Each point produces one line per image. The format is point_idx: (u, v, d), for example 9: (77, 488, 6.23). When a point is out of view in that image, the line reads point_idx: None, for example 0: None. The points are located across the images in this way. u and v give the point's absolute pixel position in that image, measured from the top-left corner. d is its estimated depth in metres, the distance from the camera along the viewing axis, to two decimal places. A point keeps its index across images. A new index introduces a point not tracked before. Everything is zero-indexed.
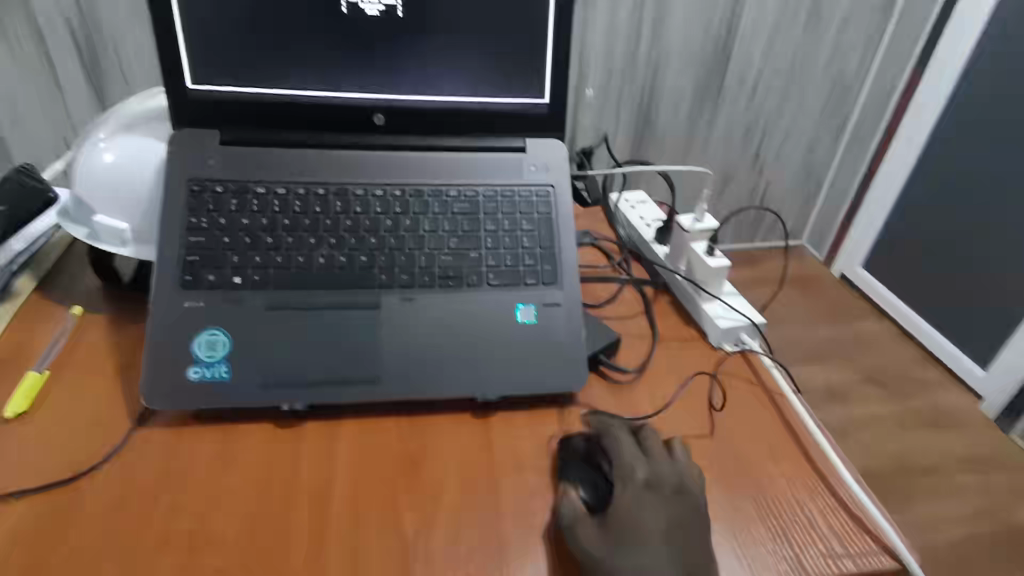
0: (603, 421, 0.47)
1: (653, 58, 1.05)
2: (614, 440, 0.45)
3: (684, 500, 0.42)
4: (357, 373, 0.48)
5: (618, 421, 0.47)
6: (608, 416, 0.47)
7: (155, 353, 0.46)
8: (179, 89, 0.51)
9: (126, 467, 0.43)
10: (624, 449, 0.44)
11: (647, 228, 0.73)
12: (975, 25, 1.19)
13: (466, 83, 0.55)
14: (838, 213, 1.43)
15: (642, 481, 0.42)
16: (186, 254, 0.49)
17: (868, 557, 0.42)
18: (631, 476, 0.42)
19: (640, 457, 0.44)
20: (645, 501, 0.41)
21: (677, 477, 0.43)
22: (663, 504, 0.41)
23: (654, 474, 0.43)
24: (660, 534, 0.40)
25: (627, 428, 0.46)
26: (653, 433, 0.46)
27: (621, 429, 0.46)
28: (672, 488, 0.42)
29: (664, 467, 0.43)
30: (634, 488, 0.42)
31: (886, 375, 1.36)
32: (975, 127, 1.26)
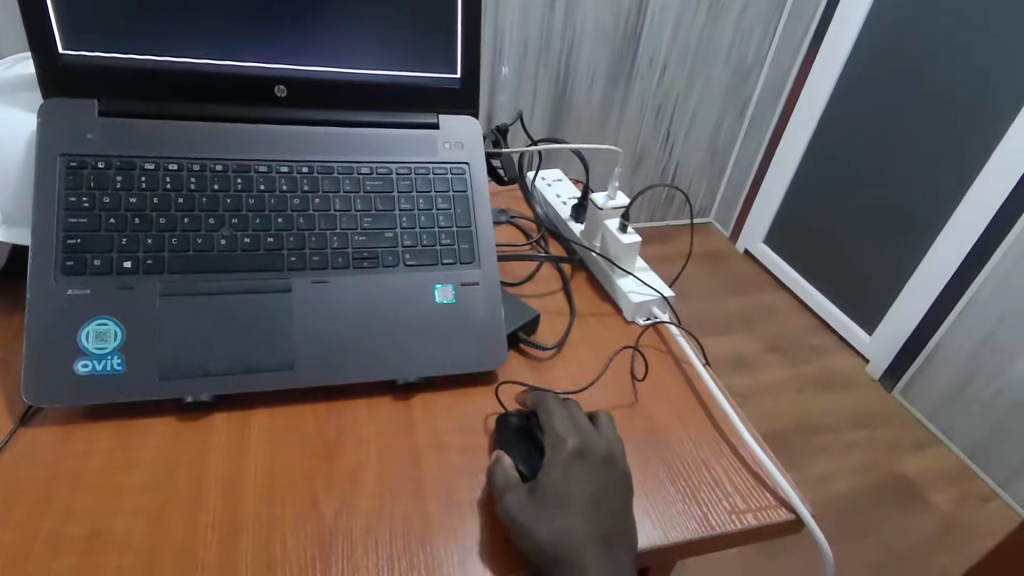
0: (537, 395, 0.48)
1: (568, 36, 1.06)
2: (546, 414, 0.46)
3: (612, 468, 0.43)
4: (267, 360, 0.46)
5: (555, 397, 0.48)
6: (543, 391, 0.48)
7: (35, 345, 0.42)
8: (47, 54, 0.46)
9: (8, 470, 0.40)
10: (553, 420, 0.45)
11: (563, 207, 0.74)
12: (849, 32, 1.31)
13: (374, 55, 0.53)
14: (745, 185, 1.60)
15: (573, 451, 0.43)
16: (66, 237, 0.44)
17: (766, 511, 0.45)
18: (561, 446, 0.43)
19: (571, 429, 0.45)
20: (574, 471, 0.42)
21: (607, 448, 0.44)
22: (591, 471, 0.42)
23: (585, 443, 0.44)
24: (582, 499, 0.40)
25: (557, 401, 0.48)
26: (579, 409, 0.47)
27: (556, 404, 0.47)
28: (601, 455, 0.43)
29: (599, 439, 0.44)
30: (562, 458, 0.43)
31: (785, 342, 1.47)
32: (855, 108, 1.34)
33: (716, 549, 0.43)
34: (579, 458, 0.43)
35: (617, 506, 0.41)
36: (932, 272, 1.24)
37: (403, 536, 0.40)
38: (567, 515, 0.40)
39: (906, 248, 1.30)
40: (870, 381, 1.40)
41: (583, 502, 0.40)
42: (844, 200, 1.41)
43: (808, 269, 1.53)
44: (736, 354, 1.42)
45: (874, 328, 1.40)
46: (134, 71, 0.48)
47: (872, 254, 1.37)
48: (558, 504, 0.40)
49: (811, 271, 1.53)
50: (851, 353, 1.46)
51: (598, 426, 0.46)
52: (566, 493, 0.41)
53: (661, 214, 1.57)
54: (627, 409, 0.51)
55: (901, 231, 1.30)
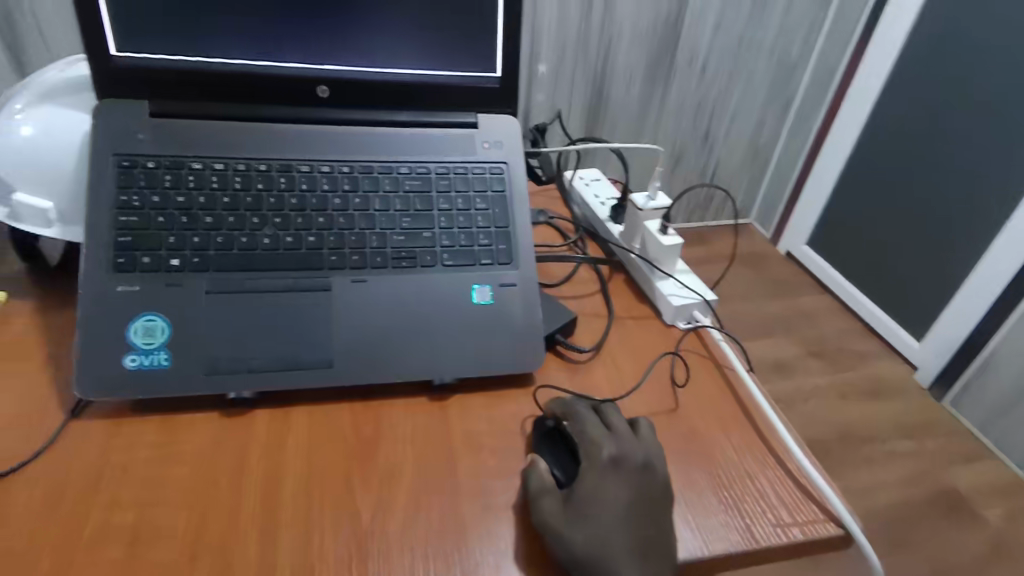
0: (570, 401, 0.47)
1: (607, 33, 1.04)
2: (580, 420, 0.45)
3: (648, 477, 0.42)
4: (306, 358, 0.47)
5: (586, 403, 0.46)
6: (576, 398, 0.47)
7: (87, 340, 0.43)
8: (101, 57, 0.47)
9: (60, 461, 0.41)
10: (588, 425, 0.44)
11: (601, 207, 0.73)
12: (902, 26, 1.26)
13: (415, 56, 0.53)
14: (789, 180, 1.50)
15: (608, 458, 0.42)
16: (118, 235, 0.45)
17: (813, 525, 0.43)
18: (596, 452, 0.42)
19: (606, 435, 0.44)
20: (608, 478, 0.41)
21: (643, 455, 0.43)
22: (626, 480, 0.41)
23: (620, 451, 0.42)
24: (616, 507, 0.40)
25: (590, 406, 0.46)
26: (617, 413, 0.46)
27: (590, 411, 0.46)
28: (637, 463, 0.42)
29: (635, 447, 0.43)
30: (597, 464, 0.42)
31: (828, 348, 1.42)
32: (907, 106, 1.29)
33: (760, 563, 0.42)
34: (615, 466, 0.42)
35: (652, 516, 0.40)
36: (988, 277, 1.19)
37: (440, 533, 0.40)
38: (602, 522, 0.39)
39: (960, 251, 1.24)
40: (918, 390, 1.35)
41: (618, 510, 0.39)
42: (893, 201, 1.36)
43: (853, 272, 1.48)
44: (777, 358, 1.39)
45: (922, 334, 1.35)
46: (183, 72, 0.49)
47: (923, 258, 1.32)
48: (593, 511, 0.39)
49: (857, 274, 1.48)
50: (898, 360, 1.40)
51: (636, 433, 0.45)
52: (601, 500, 0.40)
53: (700, 215, 1.52)
54: (668, 416, 0.50)
55: (957, 234, 1.24)
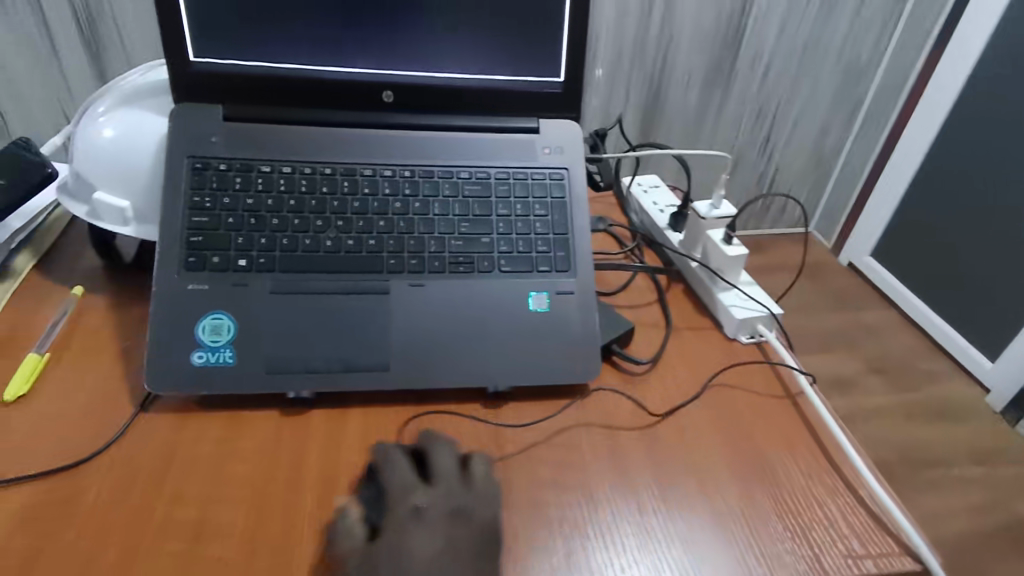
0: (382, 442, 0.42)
1: (665, 38, 1.02)
2: (389, 464, 0.40)
3: (460, 525, 0.38)
4: (364, 361, 0.47)
5: (400, 444, 0.42)
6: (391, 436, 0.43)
7: (157, 336, 0.45)
8: (180, 61, 0.49)
9: (130, 451, 0.42)
10: (400, 471, 0.40)
11: (660, 214, 0.71)
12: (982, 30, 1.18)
13: (479, 60, 0.53)
14: (849, 197, 1.41)
15: (413, 507, 0.38)
16: (190, 235, 0.47)
17: (887, 558, 0.41)
18: (401, 501, 0.39)
19: (418, 480, 0.40)
20: (411, 531, 0.37)
21: (455, 502, 0.39)
22: (436, 530, 0.38)
23: (428, 499, 0.39)
24: (425, 565, 0.36)
25: (405, 446, 0.42)
26: (442, 450, 0.42)
27: (401, 451, 0.41)
28: (445, 508, 0.39)
29: (443, 492, 0.40)
30: (400, 515, 0.38)
31: (887, 363, 1.34)
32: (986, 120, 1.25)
33: None
34: (419, 516, 0.38)
35: (466, 569, 0.36)
36: None
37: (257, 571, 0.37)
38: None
39: None
40: (991, 413, 1.28)
41: (424, 568, 0.36)
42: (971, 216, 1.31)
43: (922, 287, 1.40)
44: (837, 374, 1.30)
45: (996, 355, 1.29)
46: (255, 76, 0.50)
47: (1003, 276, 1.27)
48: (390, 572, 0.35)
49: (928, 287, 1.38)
50: (969, 381, 1.33)
51: (465, 473, 0.41)
52: (405, 559, 0.36)
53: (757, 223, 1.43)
54: (729, 434, 0.48)
55: None
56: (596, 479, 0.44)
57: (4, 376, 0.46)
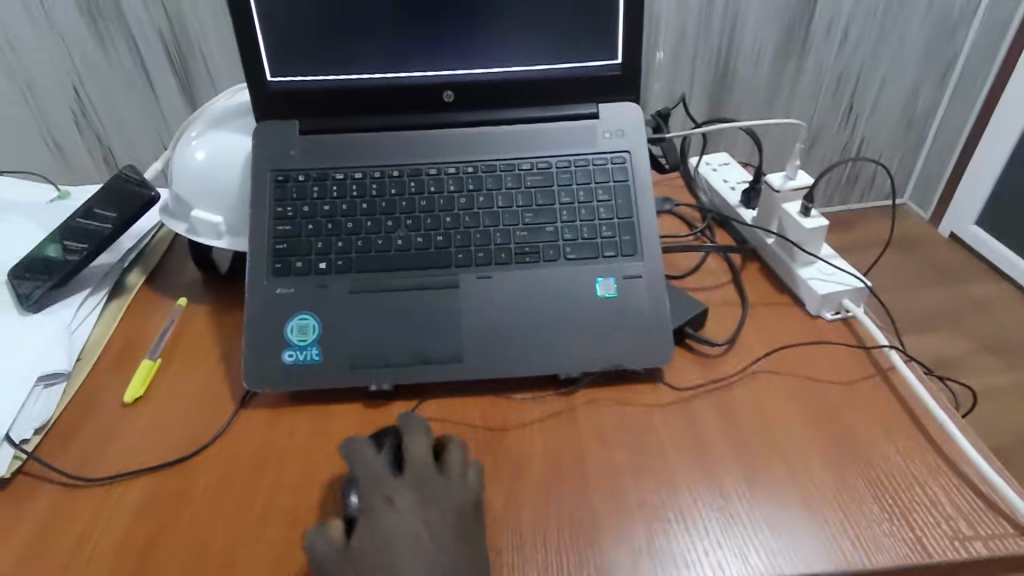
0: (350, 439, 0.43)
1: (731, 12, 0.98)
2: (360, 458, 0.42)
3: (433, 509, 0.39)
4: (439, 353, 0.49)
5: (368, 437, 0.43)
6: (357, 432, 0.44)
7: (251, 338, 0.49)
8: (259, 82, 0.53)
9: (234, 445, 0.46)
10: (370, 462, 0.41)
11: (731, 192, 0.68)
12: None
13: (535, 51, 0.54)
14: (947, 164, 1.32)
15: (385, 496, 0.40)
16: (275, 243, 0.51)
17: (999, 541, 0.38)
18: (372, 491, 0.40)
19: (389, 468, 0.42)
20: (385, 518, 0.39)
21: (423, 488, 0.40)
22: (410, 513, 0.39)
23: (396, 486, 0.40)
24: (406, 548, 0.37)
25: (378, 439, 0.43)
26: (418, 439, 0.43)
27: (369, 445, 0.42)
28: (414, 494, 0.40)
29: (412, 477, 0.41)
30: (373, 505, 0.40)
31: (1005, 343, 1.21)
32: None
33: None
34: (391, 503, 0.39)
35: (451, 550, 0.38)
36: None
37: (288, 559, 0.39)
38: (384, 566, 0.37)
39: None
40: None
41: (405, 553, 0.37)
42: None
43: None
44: (941, 354, 1.19)
45: None
46: (325, 90, 0.53)
47: None
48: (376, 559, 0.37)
49: None
50: None
51: (444, 458, 0.42)
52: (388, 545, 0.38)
53: (842, 197, 1.36)
54: (815, 414, 0.46)
55: None
56: (672, 460, 0.44)
57: (124, 381, 0.52)
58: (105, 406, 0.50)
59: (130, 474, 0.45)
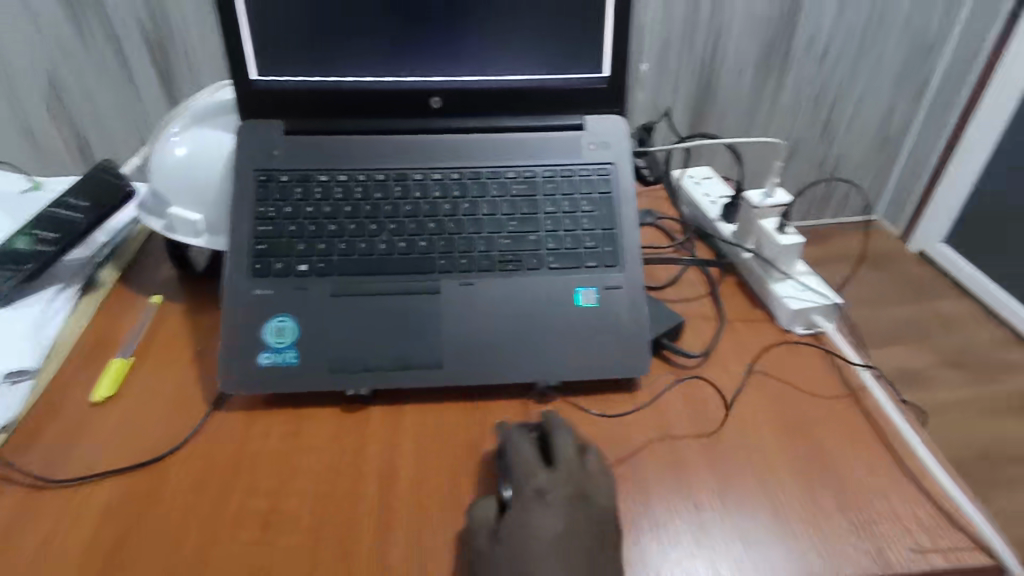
0: (507, 429, 0.44)
1: (715, 27, 1.00)
2: (515, 450, 0.42)
3: (579, 507, 0.39)
4: (418, 359, 0.49)
5: (523, 428, 0.44)
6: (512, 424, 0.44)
7: (228, 339, 0.48)
8: (243, 80, 0.52)
9: (207, 447, 0.46)
10: (523, 456, 0.42)
11: (712, 206, 0.69)
12: None
13: (522, 60, 0.54)
14: (917, 185, 1.35)
15: (534, 491, 0.40)
16: (256, 244, 0.50)
17: (960, 554, 0.39)
18: (525, 483, 0.40)
19: (541, 465, 0.42)
20: (534, 512, 0.39)
21: (574, 485, 0.40)
22: (557, 510, 0.39)
23: (549, 483, 0.40)
24: (548, 542, 0.38)
25: (531, 432, 0.44)
26: (564, 433, 0.43)
27: (523, 437, 0.43)
28: (566, 492, 0.40)
29: (564, 476, 0.41)
30: (524, 497, 0.40)
31: (969, 358, 1.24)
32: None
33: None
34: (542, 498, 0.39)
35: (590, 549, 0.37)
36: None
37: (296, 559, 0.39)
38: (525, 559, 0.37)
39: None
40: None
41: (548, 547, 0.37)
42: None
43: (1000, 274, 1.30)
44: (908, 368, 1.23)
45: None
46: (311, 91, 0.53)
47: None
48: (521, 546, 0.37)
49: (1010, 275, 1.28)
50: None
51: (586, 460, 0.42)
52: (531, 536, 0.38)
53: (817, 212, 1.39)
54: (788, 429, 0.47)
55: None
56: (649, 471, 0.44)
57: (95, 379, 0.51)
58: (74, 403, 0.49)
59: (99, 474, 0.44)
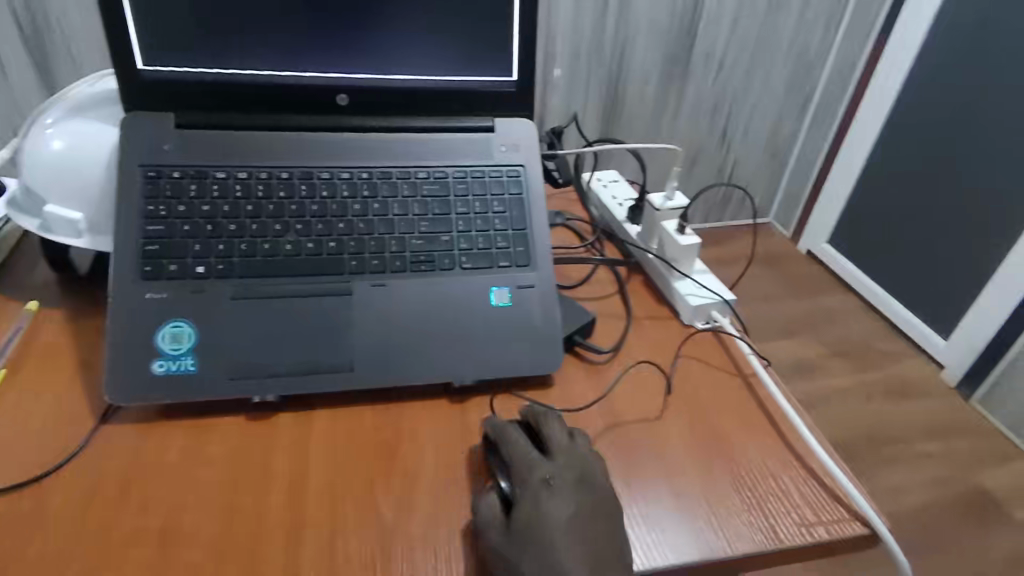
0: (496, 424, 0.44)
1: (621, 37, 1.04)
2: (510, 443, 0.43)
3: (587, 490, 0.41)
4: (328, 362, 0.47)
5: (513, 423, 0.45)
6: (500, 419, 0.45)
7: (116, 347, 0.45)
8: (129, 70, 0.49)
9: (93, 464, 0.42)
10: (519, 447, 0.43)
11: (619, 208, 0.72)
12: (925, 15, 1.20)
13: (431, 61, 0.54)
14: (802, 194, 1.46)
15: (541, 479, 0.41)
16: (145, 245, 0.47)
17: (839, 525, 0.43)
18: (529, 474, 0.41)
19: (539, 455, 0.43)
20: (545, 499, 0.40)
21: (577, 469, 0.42)
22: (567, 494, 0.40)
23: (554, 470, 0.41)
24: (564, 525, 0.39)
25: (519, 425, 0.45)
26: (554, 422, 0.45)
27: (514, 430, 0.44)
28: (572, 477, 0.41)
29: (565, 462, 0.42)
30: (532, 486, 0.40)
31: (851, 347, 1.37)
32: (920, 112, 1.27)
33: (783, 563, 0.42)
34: (549, 485, 0.40)
35: (604, 528, 0.39)
36: (1016, 272, 1.15)
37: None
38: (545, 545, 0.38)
39: (983, 252, 1.22)
40: (945, 388, 1.31)
41: (564, 530, 0.38)
42: (916, 201, 1.32)
43: (874, 272, 1.43)
44: (798, 359, 1.33)
45: (950, 332, 1.30)
46: (206, 84, 0.50)
47: (945, 255, 1.28)
48: (538, 534, 0.38)
49: (882, 272, 1.41)
50: (924, 359, 1.35)
51: (574, 443, 0.44)
52: (544, 521, 0.39)
53: (717, 215, 1.47)
54: (690, 417, 0.50)
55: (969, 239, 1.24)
56: None
57: None
58: None
59: None
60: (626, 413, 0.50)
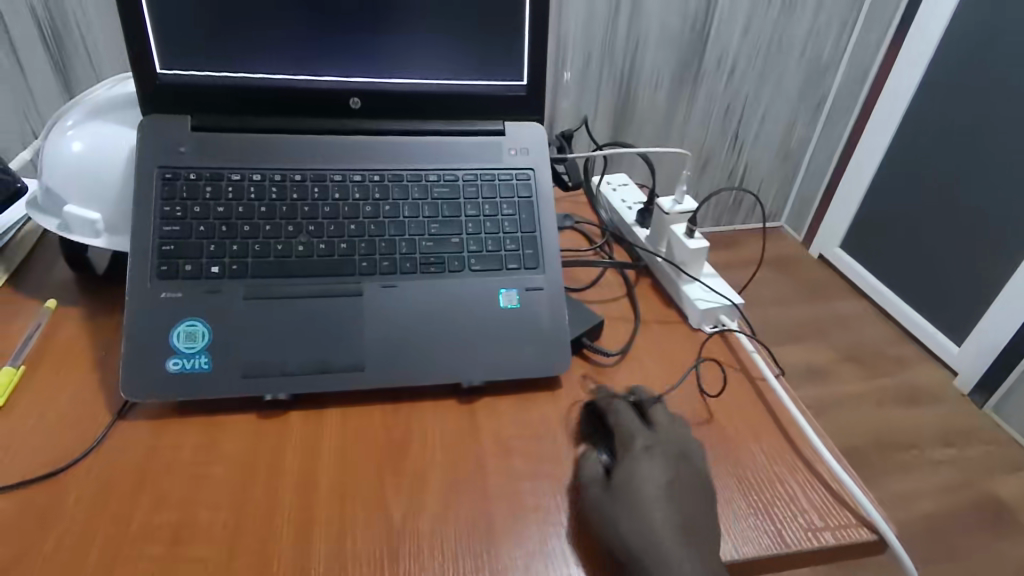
0: (603, 397, 0.48)
1: (632, 41, 1.04)
2: (614, 414, 0.46)
3: (685, 466, 0.43)
4: (338, 361, 0.48)
5: (621, 398, 0.47)
6: (608, 394, 0.48)
7: (133, 345, 0.46)
8: (146, 74, 0.50)
9: (108, 459, 0.43)
10: (623, 419, 0.45)
11: (629, 211, 0.73)
12: (939, 20, 1.19)
13: (442, 65, 0.55)
14: (816, 197, 1.46)
15: (642, 447, 0.43)
16: (162, 245, 0.48)
17: (846, 530, 0.43)
18: (630, 442, 0.44)
19: (642, 426, 0.45)
20: (642, 463, 0.42)
21: (676, 445, 0.44)
22: (665, 463, 0.42)
23: (653, 440, 0.44)
24: (657, 491, 0.40)
25: (625, 400, 0.47)
26: (657, 405, 0.47)
27: (621, 404, 0.46)
28: (671, 450, 0.43)
29: (667, 437, 0.44)
30: (633, 453, 0.43)
31: (864, 352, 1.35)
32: (934, 116, 1.26)
33: (789, 567, 0.42)
34: (648, 453, 0.43)
35: (694, 498, 0.41)
36: None
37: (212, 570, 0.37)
38: (636, 506, 0.40)
39: (996, 257, 1.21)
40: (957, 395, 1.29)
41: (655, 495, 0.40)
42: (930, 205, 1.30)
43: (888, 277, 1.42)
44: (809, 364, 1.32)
45: (963, 338, 1.29)
46: (220, 87, 0.51)
47: (959, 260, 1.27)
48: (632, 495, 0.40)
49: (896, 277, 1.40)
50: (937, 365, 1.34)
51: (672, 422, 0.46)
52: (638, 482, 0.41)
53: (729, 218, 1.47)
54: (699, 421, 0.50)
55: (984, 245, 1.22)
56: (568, 464, 0.46)
57: None
58: None
59: None
60: (613, 390, 0.52)
